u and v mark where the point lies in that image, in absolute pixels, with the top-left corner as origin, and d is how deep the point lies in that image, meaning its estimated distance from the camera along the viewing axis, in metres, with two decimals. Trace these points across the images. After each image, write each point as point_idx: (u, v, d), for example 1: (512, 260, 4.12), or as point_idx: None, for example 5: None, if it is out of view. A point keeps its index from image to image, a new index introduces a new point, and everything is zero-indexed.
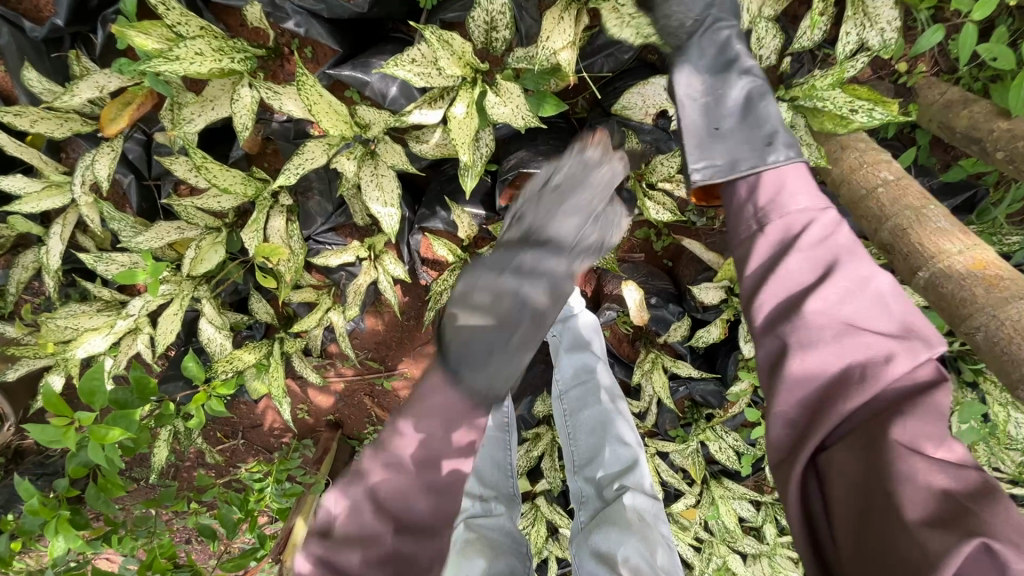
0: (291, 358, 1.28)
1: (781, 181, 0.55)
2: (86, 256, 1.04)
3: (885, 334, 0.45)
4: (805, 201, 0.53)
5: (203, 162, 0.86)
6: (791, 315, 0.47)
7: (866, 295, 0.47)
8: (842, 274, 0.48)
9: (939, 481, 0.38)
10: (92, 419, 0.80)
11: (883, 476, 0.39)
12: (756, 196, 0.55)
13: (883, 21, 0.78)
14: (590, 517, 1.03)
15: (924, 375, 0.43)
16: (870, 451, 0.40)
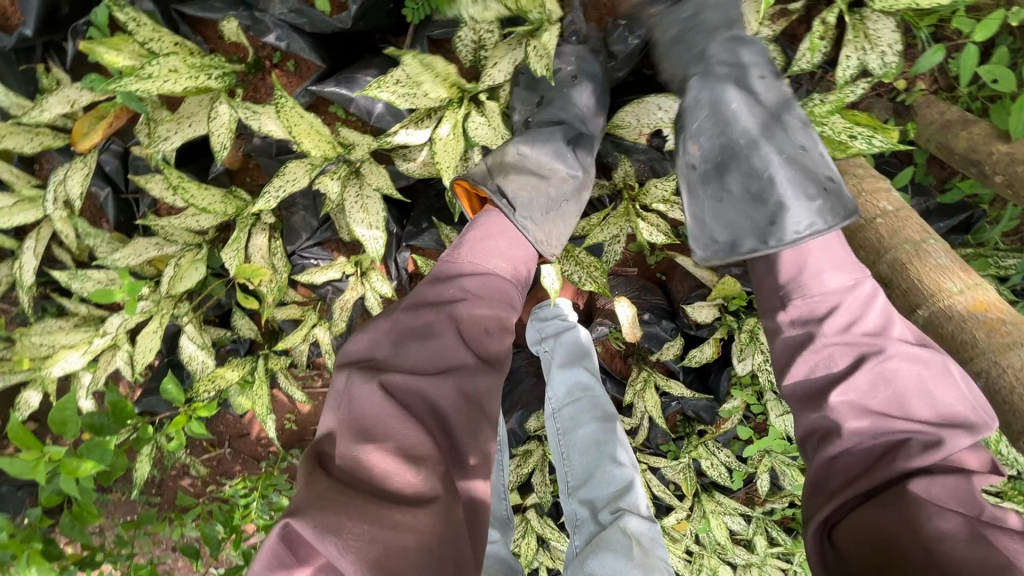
0: (276, 374, 1.25)
1: (822, 252, 0.63)
2: (60, 274, 1.01)
3: (930, 426, 0.53)
4: (835, 280, 0.61)
5: (180, 182, 0.83)
6: (821, 400, 0.57)
7: (920, 382, 0.54)
8: (889, 366, 0.55)
9: (982, 540, 0.46)
10: (63, 453, 0.77)
11: (929, 534, 0.46)
12: (778, 274, 0.64)
13: (882, 46, 0.76)
14: (585, 542, 0.97)
15: (967, 458, 0.52)
16: (908, 511, 0.48)
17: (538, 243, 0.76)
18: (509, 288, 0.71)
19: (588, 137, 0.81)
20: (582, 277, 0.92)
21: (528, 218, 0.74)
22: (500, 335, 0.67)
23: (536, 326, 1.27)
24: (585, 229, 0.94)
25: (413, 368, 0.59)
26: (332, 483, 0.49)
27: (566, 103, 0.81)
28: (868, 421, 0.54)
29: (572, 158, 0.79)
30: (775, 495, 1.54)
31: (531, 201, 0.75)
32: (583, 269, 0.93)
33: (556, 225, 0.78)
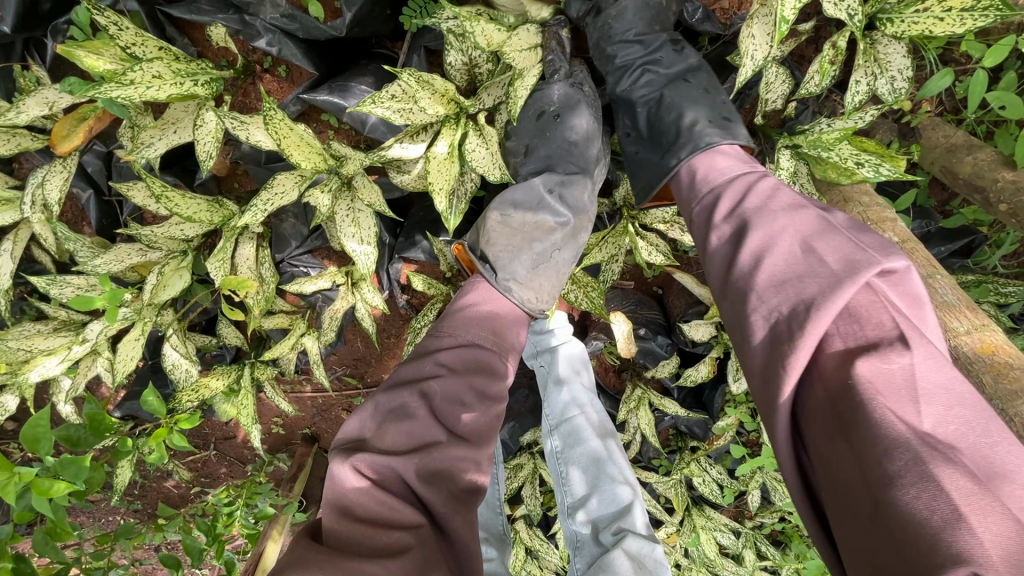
0: (262, 382, 1.22)
1: (709, 163, 0.67)
2: (38, 279, 0.97)
3: (838, 281, 0.46)
4: (733, 175, 0.63)
5: (163, 191, 0.80)
6: (730, 293, 0.54)
7: (830, 250, 0.49)
8: (784, 239, 0.52)
9: (929, 475, 0.37)
10: (34, 473, 0.73)
11: (871, 472, 0.39)
12: (703, 186, 0.65)
13: (892, 71, 0.74)
14: (587, 565, 0.96)
15: (877, 318, 0.44)
16: (852, 444, 0.41)
17: (524, 301, 0.80)
18: (493, 357, 0.73)
19: (579, 177, 0.81)
20: (579, 297, 0.91)
21: (511, 278, 0.79)
22: (480, 407, 0.69)
23: (531, 344, 1.28)
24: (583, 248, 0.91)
25: (388, 440, 0.62)
26: (312, 550, 0.51)
27: (552, 146, 0.82)
28: (776, 304, 0.48)
29: (558, 207, 0.80)
30: (766, 510, 1.53)
31: (513, 262, 0.79)
32: (580, 288, 0.90)
33: (547, 280, 0.82)
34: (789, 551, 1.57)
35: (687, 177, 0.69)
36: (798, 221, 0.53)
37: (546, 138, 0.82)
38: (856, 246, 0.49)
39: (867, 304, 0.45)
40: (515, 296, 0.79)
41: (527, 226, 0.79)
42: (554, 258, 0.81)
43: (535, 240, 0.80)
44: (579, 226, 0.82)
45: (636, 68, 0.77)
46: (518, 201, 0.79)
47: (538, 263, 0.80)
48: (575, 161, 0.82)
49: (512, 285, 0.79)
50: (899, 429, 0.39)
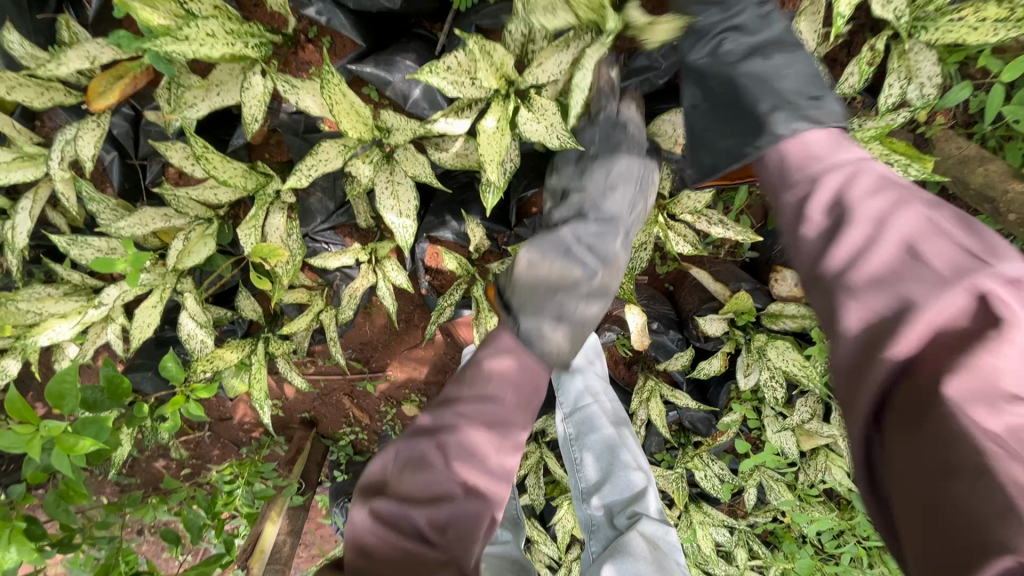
0: (275, 358, 1.22)
1: (803, 146, 0.60)
2: (58, 238, 0.95)
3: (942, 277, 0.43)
4: (837, 159, 0.57)
5: (205, 151, 0.79)
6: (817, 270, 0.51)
7: (935, 245, 0.46)
8: (882, 226, 0.49)
9: (988, 474, 0.35)
10: (60, 428, 0.72)
11: (946, 469, 0.37)
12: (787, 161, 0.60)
13: (921, 78, 0.78)
14: (602, 547, 0.99)
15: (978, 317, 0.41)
16: (920, 441, 0.38)
17: (544, 352, 0.70)
18: (512, 413, 0.67)
19: (611, 228, 0.80)
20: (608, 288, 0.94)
21: (539, 328, 0.70)
22: (499, 459, 0.65)
23: None
24: None
25: (405, 491, 0.60)
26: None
27: (587, 195, 0.81)
28: (869, 288, 0.46)
29: (587, 256, 0.76)
30: (760, 509, 1.57)
31: (541, 300, 0.71)
32: None
33: (573, 324, 0.73)
34: (780, 550, 1.61)
35: (778, 160, 0.62)
36: (901, 209, 0.50)
37: (585, 185, 0.82)
38: (962, 245, 0.45)
39: (971, 300, 0.42)
40: (545, 347, 0.70)
41: (555, 272, 0.73)
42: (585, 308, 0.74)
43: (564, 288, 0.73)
44: (608, 277, 0.78)
45: (717, 36, 0.69)
46: (545, 250, 0.75)
47: (566, 311, 0.72)
48: (612, 206, 0.81)
49: (542, 333, 0.70)
50: (982, 426, 0.37)
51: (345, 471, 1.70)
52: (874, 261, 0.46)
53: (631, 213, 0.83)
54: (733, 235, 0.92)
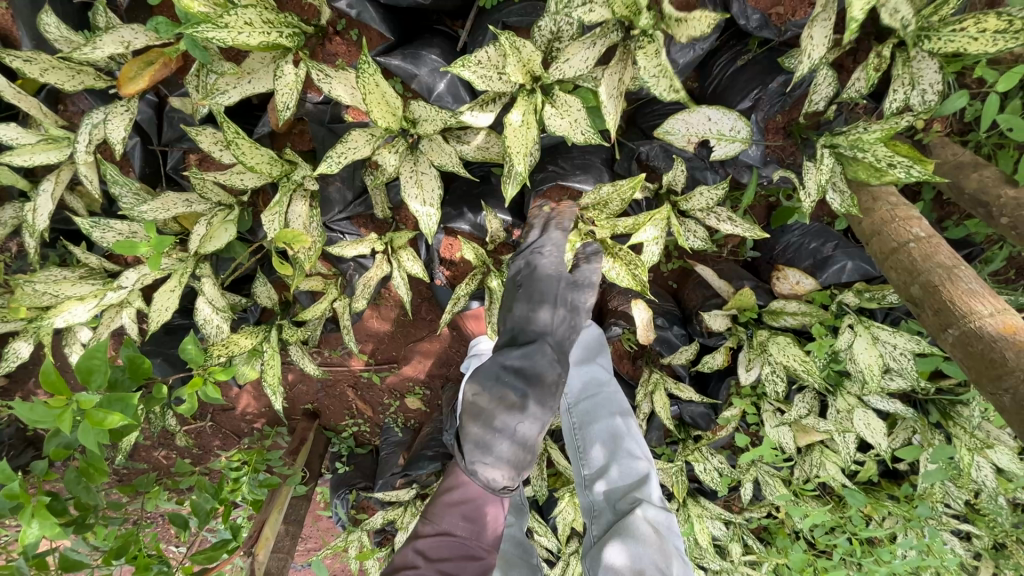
0: (287, 346, 1.23)
1: None
2: (81, 221, 0.96)
3: None
4: None
5: (235, 137, 0.81)
6: None
7: None
8: None
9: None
10: (91, 402, 0.74)
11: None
12: None
13: (921, 85, 0.82)
14: (604, 531, 1.03)
15: None
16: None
17: (493, 480, 0.82)
18: (472, 545, 0.87)
19: (535, 349, 0.89)
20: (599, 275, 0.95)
21: (481, 461, 0.82)
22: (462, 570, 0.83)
23: None
24: (632, 228, 0.94)
25: None
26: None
27: (512, 322, 0.94)
28: None
29: (517, 378, 0.85)
30: (755, 504, 1.60)
31: (479, 441, 0.82)
32: (623, 267, 0.95)
33: (515, 454, 0.82)
34: (774, 545, 1.65)
35: None
36: None
37: (513, 311, 0.94)
38: None
39: None
40: (492, 479, 0.82)
41: (492, 397, 0.83)
42: (524, 427, 0.83)
43: (502, 413, 0.82)
44: (540, 396, 0.85)
45: None
46: (485, 381, 0.85)
47: (505, 437, 0.82)
48: (535, 326, 0.92)
49: (486, 465, 0.81)
50: None
51: (347, 463, 1.71)
52: None
53: (557, 324, 0.93)
54: (741, 231, 0.96)
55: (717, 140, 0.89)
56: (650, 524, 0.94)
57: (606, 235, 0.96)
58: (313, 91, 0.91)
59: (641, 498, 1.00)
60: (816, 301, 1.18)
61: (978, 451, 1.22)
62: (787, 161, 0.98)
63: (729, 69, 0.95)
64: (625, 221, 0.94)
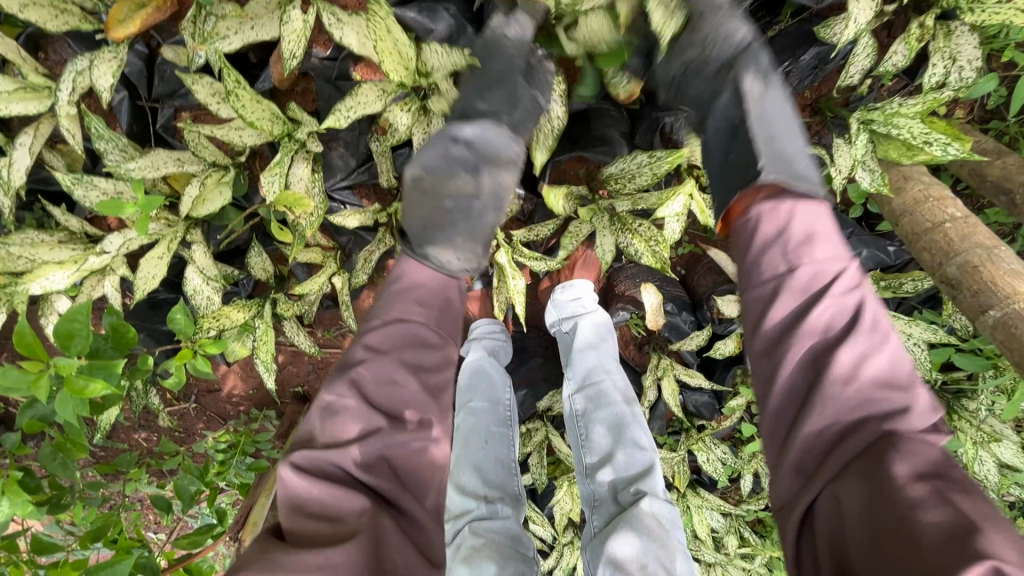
0: (281, 322, 1.17)
1: (807, 227, 0.59)
2: (62, 177, 0.89)
3: (852, 329, 0.53)
4: (824, 252, 0.57)
5: (235, 86, 0.75)
6: (794, 324, 0.55)
7: (856, 303, 0.55)
8: (834, 288, 0.55)
9: (947, 501, 0.44)
10: (71, 368, 0.68)
11: (896, 505, 0.45)
12: (787, 237, 0.58)
13: (959, 62, 0.78)
14: (605, 522, 0.94)
15: (883, 371, 0.52)
16: (871, 481, 0.48)
17: (444, 263, 0.74)
18: (429, 330, 0.70)
19: (494, 124, 0.76)
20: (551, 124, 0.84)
21: (429, 244, 0.73)
22: (415, 381, 0.67)
23: (553, 307, 1.20)
24: (655, 202, 0.91)
25: (331, 430, 0.61)
26: (261, 546, 0.54)
27: (465, 97, 0.78)
28: (811, 340, 0.54)
29: (465, 156, 0.75)
30: (754, 497, 1.58)
31: (427, 224, 0.74)
32: (644, 242, 0.91)
33: (467, 240, 0.76)
34: (769, 539, 1.63)
35: (763, 235, 0.60)
36: (846, 282, 0.56)
37: (466, 87, 0.79)
38: (870, 313, 0.54)
39: (886, 360, 0.53)
40: (445, 263, 0.74)
41: (439, 176, 0.75)
42: (476, 210, 0.77)
43: (453, 195, 0.75)
44: (494, 176, 0.77)
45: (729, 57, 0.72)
46: (428, 160, 0.75)
47: (457, 221, 0.75)
48: (489, 104, 0.77)
49: (436, 248, 0.74)
50: (909, 476, 0.46)
51: None
52: (817, 324, 0.55)
53: (522, 98, 0.79)
54: None
55: None
56: (653, 516, 0.86)
57: (626, 209, 0.94)
58: (318, 44, 0.84)
59: (643, 489, 0.91)
60: None
61: (983, 445, 1.20)
62: (812, 140, 0.95)
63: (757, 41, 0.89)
64: (647, 195, 0.91)
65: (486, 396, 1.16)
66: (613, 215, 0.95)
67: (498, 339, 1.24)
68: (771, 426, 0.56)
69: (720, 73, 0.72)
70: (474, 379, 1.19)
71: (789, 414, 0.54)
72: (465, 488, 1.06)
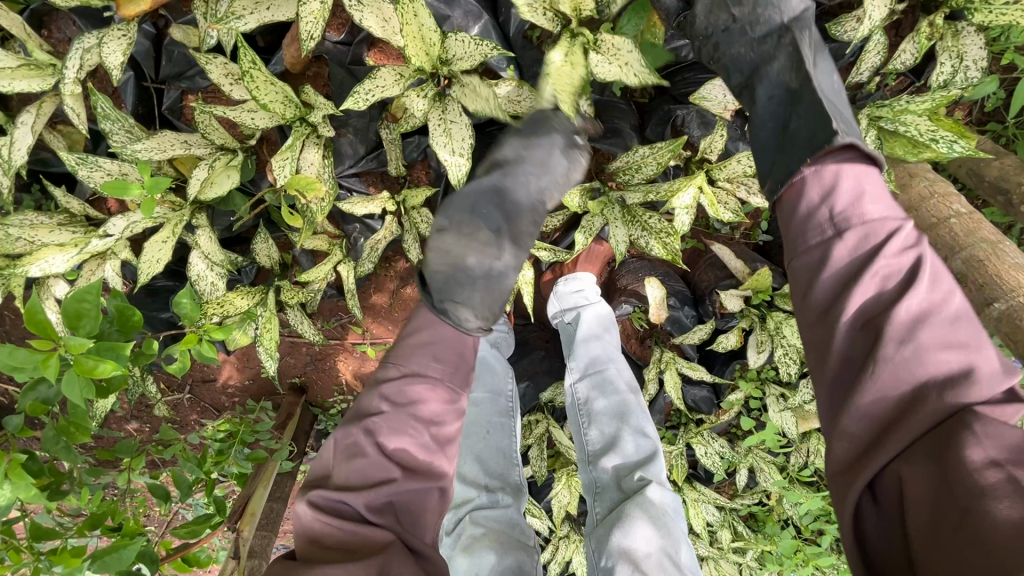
0: (284, 310, 1.16)
1: (859, 186, 0.56)
2: (66, 156, 0.87)
3: (911, 292, 0.50)
4: (878, 209, 0.55)
5: (251, 67, 0.74)
6: (847, 283, 0.52)
7: (914, 265, 0.52)
8: (891, 248, 0.52)
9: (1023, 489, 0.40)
10: (81, 349, 0.66)
11: (964, 488, 0.42)
12: (835, 196, 0.56)
13: (965, 61, 0.80)
14: (608, 509, 0.92)
15: (947, 339, 0.49)
16: (940, 460, 0.44)
17: (462, 321, 0.73)
18: (444, 381, 0.69)
19: (519, 183, 0.76)
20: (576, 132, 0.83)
21: (448, 300, 0.72)
22: (430, 433, 0.67)
23: (555, 299, 1.20)
24: (665, 194, 0.92)
25: (346, 470, 0.62)
26: (280, 571, 0.56)
27: (497, 154, 0.77)
28: (865, 300, 0.52)
29: (494, 214, 0.74)
30: (749, 491, 1.60)
31: (451, 284, 0.72)
32: (653, 234, 0.93)
33: (488, 298, 0.74)
34: (762, 533, 1.64)
35: (814, 195, 0.57)
36: (904, 243, 0.53)
37: (501, 141, 0.78)
38: (932, 273, 0.51)
39: (950, 324, 0.49)
40: (463, 323, 0.73)
41: (458, 227, 0.72)
42: (494, 270, 0.74)
43: (471, 244, 0.72)
44: (515, 236, 0.76)
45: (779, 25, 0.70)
46: (452, 212, 0.73)
47: (472, 274, 0.72)
48: (523, 166, 0.76)
49: (455, 306, 0.72)
50: (981, 458, 0.42)
51: None
52: (872, 283, 0.52)
53: (552, 164, 0.77)
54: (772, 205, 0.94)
55: None
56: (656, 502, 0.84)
57: (635, 201, 0.95)
58: (332, 30, 0.85)
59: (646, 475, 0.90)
60: None
61: None
62: None
63: None
64: (658, 187, 0.92)
65: (487, 387, 1.13)
66: (622, 207, 0.96)
67: (503, 332, 1.23)
68: (826, 395, 0.52)
69: (770, 37, 0.70)
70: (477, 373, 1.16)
71: (847, 385, 0.51)
72: (466, 478, 1.05)
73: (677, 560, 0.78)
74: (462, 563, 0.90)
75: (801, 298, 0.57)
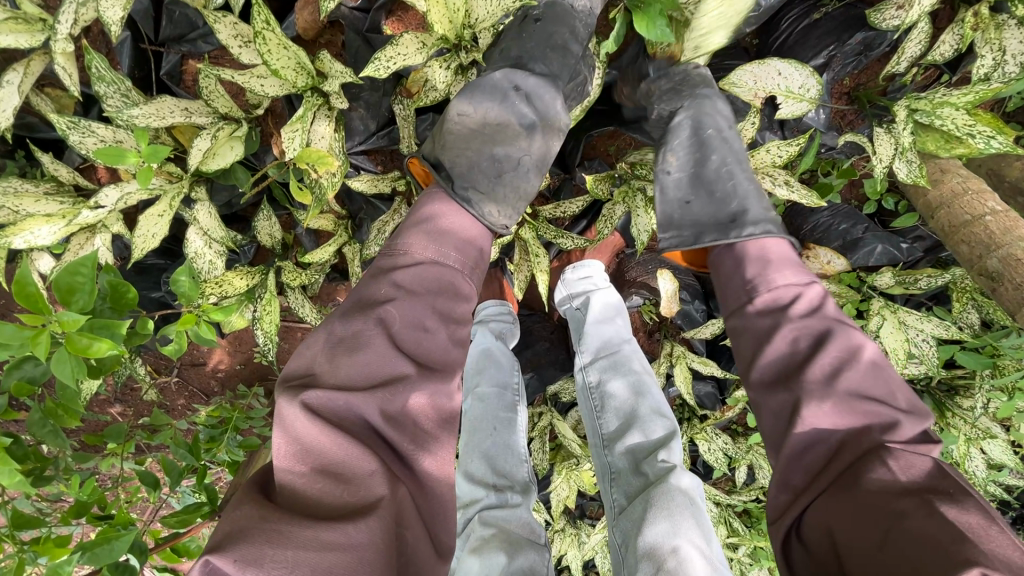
0: (284, 292, 1.11)
1: (762, 255, 0.68)
2: (56, 119, 0.81)
3: (817, 351, 0.59)
4: (783, 277, 0.65)
5: (264, 28, 0.69)
6: (762, 344, 0.63)
7: (821, 327, 0.61)
8: (799, 313, 0.62)
9: (934, 509, 0.47)
10: (74, 326, 0.61)
11: (882, 510, 0.49)
12: (743, 269, 0.68)
13: (1006, 55, 0.77)
14: (627, 497, 0.85)
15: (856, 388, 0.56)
16: (858, 489, 0.52)
17: (482, 211, 0.77)
18: (458, 276, 0.69)
19: (551, 81, 0.78)
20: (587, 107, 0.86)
21: (468, 190, 0.76)
22: (444, 331, 0.65)
23: (562, 286, 1.17)
24: None
25: (347, 364, 0.57)
26: (255, 511, 0.46)
27: (521, 46, 0.78)
28: (778, 356, 0.61)
29: (524, 108, 0.76)
30: (747, 488, 1.59)
31: (472, 171, 0.76)
32: None
33: (507, 194, 0.79)
34: (756, 529, 1.64)
35: (731, 264, 0.70)
36: (816, 310, 0.62)
37: (522, 38, 0.78)
38: (838, 334, 0.60)
39: (860, 379, 0.57)
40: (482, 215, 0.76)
41: (487, 118, 0.75)
42: (520, 163, 0.79)
43: (497, 138, 0.77)
44: (545, 134, 0.79)
45: (676, 123, 0.83)
46: (479, 100, 0.74)
47: (500, 166, 0.77)
48: (549, 65, 0.78)
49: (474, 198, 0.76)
50: (905, 491, 0.49)
51: None
52: (780, 342, 0.62)
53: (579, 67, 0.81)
54: (798, 199, 0.91)
55: (785, 98, 0.84)
56: (683, 489, 0.78)
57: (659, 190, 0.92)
58: None
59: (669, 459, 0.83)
60: (844, 282, 1.16)
61: (975, 441, 1.23)
62: (846, 128, 0.95)
63: (801, 24, 0.88)
64: None
65: (494, 380, 1.11)
66: (645, 196, 0.93)
67: (506, 321, 1.19)
68: (770, 446, 0.61)
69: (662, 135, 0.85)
70: (483, 365, 1.12)
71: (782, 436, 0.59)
72: (473, 477, 0.99)
73: (710, 554, 0.72)
74: (473, 564, 0.83)
75: (738, 365, 0.67)
